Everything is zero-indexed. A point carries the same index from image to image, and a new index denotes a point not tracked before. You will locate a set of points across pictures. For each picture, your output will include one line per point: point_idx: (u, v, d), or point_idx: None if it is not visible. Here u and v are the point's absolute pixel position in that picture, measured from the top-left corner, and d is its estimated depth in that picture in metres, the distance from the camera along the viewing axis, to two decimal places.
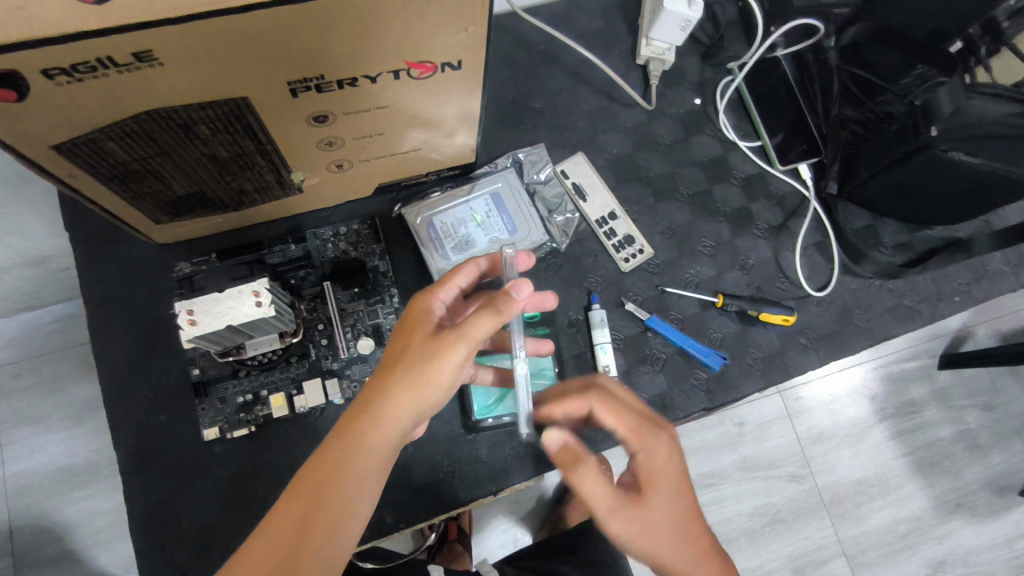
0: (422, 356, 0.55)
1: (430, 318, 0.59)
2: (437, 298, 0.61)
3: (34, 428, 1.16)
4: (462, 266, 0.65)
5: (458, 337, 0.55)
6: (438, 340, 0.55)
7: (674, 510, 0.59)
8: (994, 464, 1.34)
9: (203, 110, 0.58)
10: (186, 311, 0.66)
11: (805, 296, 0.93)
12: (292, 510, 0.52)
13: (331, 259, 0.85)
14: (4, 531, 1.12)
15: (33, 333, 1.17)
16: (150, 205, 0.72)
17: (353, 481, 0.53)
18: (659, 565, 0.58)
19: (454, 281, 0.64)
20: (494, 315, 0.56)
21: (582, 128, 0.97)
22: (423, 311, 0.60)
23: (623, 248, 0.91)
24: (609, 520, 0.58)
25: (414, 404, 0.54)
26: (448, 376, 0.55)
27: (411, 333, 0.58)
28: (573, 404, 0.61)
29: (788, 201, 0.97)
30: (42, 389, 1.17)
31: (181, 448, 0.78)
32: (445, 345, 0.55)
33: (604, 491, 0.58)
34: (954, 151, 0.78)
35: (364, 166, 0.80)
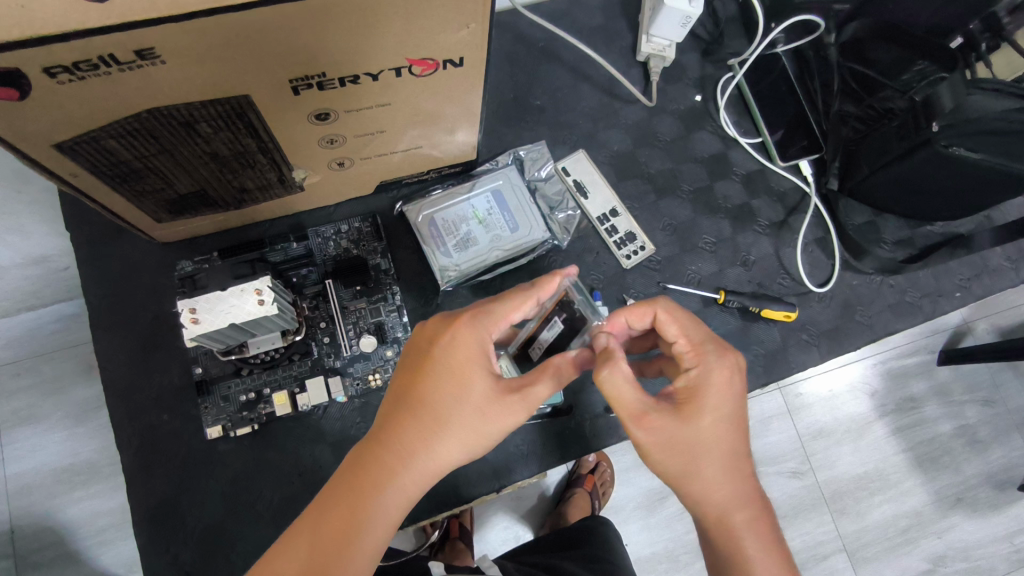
0: (471, 409, 0.59)
1: (483, 362, 0.60)
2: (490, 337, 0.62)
3: (35, 427, 1.16)
4: (522, 303, 0.62)
5: (517, 397, 0.59)
6: (495, 396, 0.59)
7: (713, 432, 0.59)
8: (994, 458, 1.34)
9: (205, 108, 0.58)
10: (189, 310, 0.67)
11: (806, 292, 0.94)
12: (323, 535, 0.54)
13: (332, 257, 0.85)
14: (7, 531, 1.12)
15: (33, 333, 1.17)
16: (152, 203, 0.72)
17: (385, 515, 0.56)
18: (679, 476, 0.60)
19: (507, 318, 0.62)
20: (556, 384, 0.60)
21: (582, 125, 0.97)
22: (477, 350, 0.60)
23: (624, 245, 0.91)
24: (635, 422, 0.59)
25: (455, 450, 0.59)
26: (498, 431, 0.59)
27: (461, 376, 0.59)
28: (638, 311, 0.64)
29: (789, 197, 0.97)
30: (44, 388, 1.17)
31: (185, 447, 0.78)
32: (504, 405, 0.59)
33: (638, 391, 0.58)
34: (956, 146, 0.78)
35: (365, 164, 0.80)
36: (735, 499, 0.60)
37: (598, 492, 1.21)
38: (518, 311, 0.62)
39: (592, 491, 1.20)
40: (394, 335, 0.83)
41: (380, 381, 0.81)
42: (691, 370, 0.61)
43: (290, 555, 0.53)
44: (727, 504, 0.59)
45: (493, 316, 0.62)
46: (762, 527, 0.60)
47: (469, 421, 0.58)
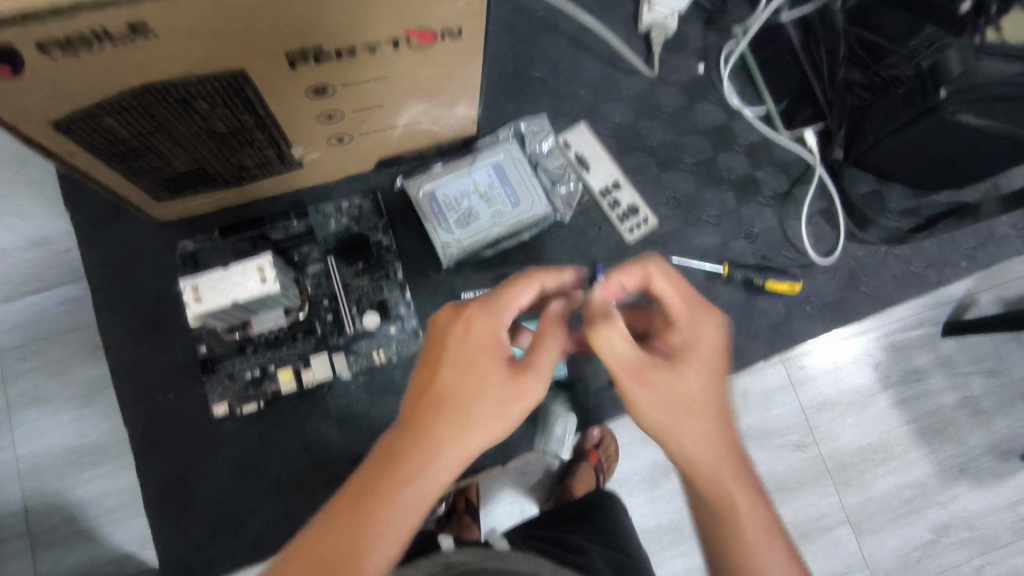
0: (491, 394, 0.55)
1: (496, 345, 0.58)
2: (500, 322, 0.59)
3: (44, 410, 1.17)
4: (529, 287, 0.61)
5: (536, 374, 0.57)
6: (517, 377, 0.56)
7: (705, 387, 0.58)
8: (998, 428, 1.35)
9: (202, 84, 0.58)
10: (191, 288, 0.67)
11: (811, 264, 0.93)
12: (352, 518, 0.50)
13: (334, 234, 0.85)
14: (20, 510, 1.14)
15: (40, 317, 1.18)
16: (152, 181, 0.72)
17: (420, 500, 0.51)
18: (668, 433, 0.57)
19: (512, 302, 0.60)
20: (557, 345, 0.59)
21: (583, 97, 0.95)
22: (485, 333, 0.58)
23: (627, 219, 0.90)
24: (630, 378, 0.58)
25: (487, 436, 0.55)
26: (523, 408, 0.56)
27: (480, 359, 0.57)
28: (631, 273, 0.63)
29: (793, 167, 0.96)
30: (51, 370, 1.18)
31: (193, 426, 0.78)
32: (526, 385, 0.56)
33: (632, 348, 0.58)
34: (963, 112, 0.76)
35: (364, 140, 0.79)
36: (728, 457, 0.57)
37: (603, 466, 1.22)
38: (524, 294, 0.61)
39: (597, 465, 1.21)
40: (397, 311, 0.83)
41: (384, 357, 0.81)
42: (681, 330, 0.61)
43: (316, 540, 0.49)
44: (716, 464, 0.56)
45: (499, 301, 0.60)
46: (752, 490, 0.57)
47: (493, 404, 0.55)
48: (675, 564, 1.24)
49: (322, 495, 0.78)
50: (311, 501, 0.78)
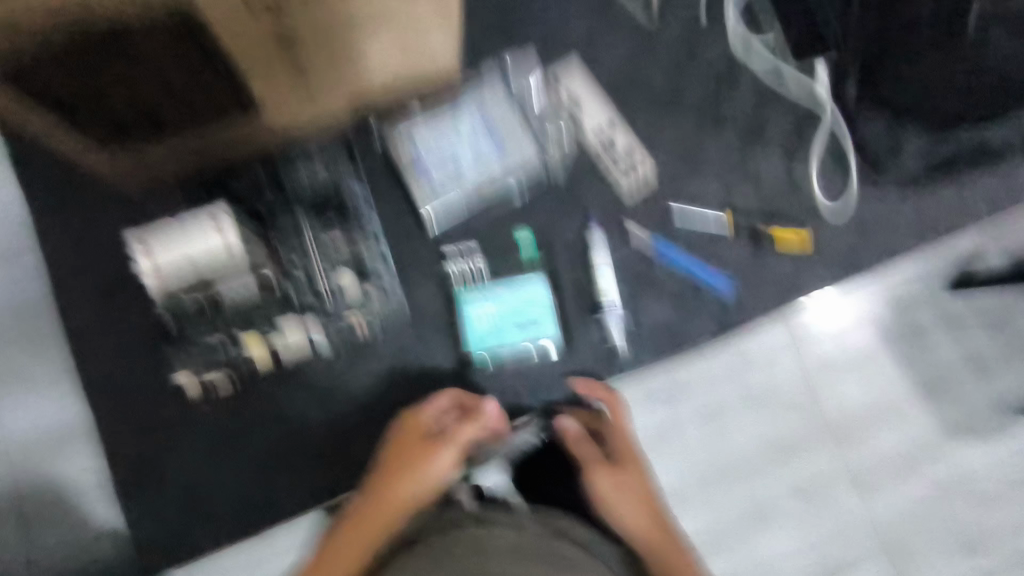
0: (411, 454, 0.68)
1: (417, 440, 0.69)
2: (425, 419, 0.70)
3: None
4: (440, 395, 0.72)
5: (446, 448, 0.68)
6: (424, 473, 0.66)
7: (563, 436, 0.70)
8: (1004, 384, 1.30)
9: (139, 18, 0.49)
10: (142, 244, 0.64)
11: (821, 213, 0.87)
12: None
13: (306, 189, 0.77)
14: None
15: None
16: (98, 125, 0.64)
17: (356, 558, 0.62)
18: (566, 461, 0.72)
19: (435, 402, 0.71)
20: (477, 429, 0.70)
21: (575, 34, 0.87)
22: (409, 431, 0.69)
23: (625, 168, 0.83)
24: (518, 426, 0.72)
25: (412, 489, 0.66)
26: (444, 468, 0.67)
27: (397, 464, 0.67)
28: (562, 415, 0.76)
29: (803, 109, 0.89)
30: None
31: (157, 394, 0.73)
32: (435, 460, 0.67)
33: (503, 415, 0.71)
34: (995, 40, 0.71)
35: (335, 88, 0.71)
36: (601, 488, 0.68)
37: None
38: (446, 398, 0.72)
39: None
40: (373, 268, 0.77)
41: (360, 318, 0.76)
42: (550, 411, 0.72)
43: None
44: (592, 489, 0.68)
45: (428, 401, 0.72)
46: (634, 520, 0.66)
47: (408, 474, 0.66)
48: None
49: (300, 466, 0.74)
50: (287, 470, 0.74)
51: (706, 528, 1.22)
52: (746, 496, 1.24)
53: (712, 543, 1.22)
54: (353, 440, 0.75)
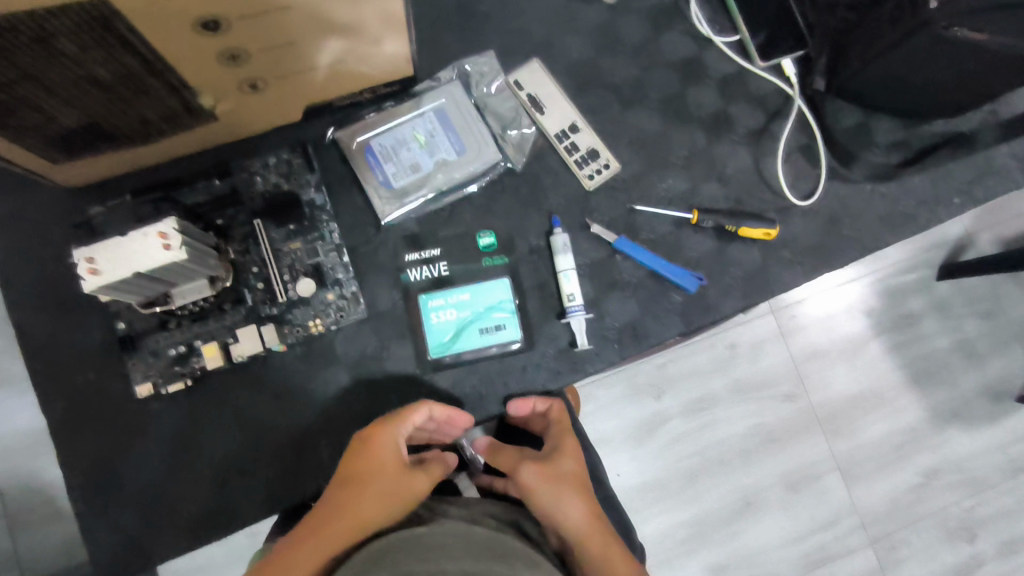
0: (392, 476, 0.61)
1: (396, 459, 0.63)
2: (399, 438, 0.65)
3: (7, 393, 1.13)
4: (418, 411, 0.67)
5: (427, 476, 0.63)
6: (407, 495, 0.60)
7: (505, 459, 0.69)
8: (992, 370, 1.29)
9: (58, 17, 0.49)
10: (86, 259, 0.59)
11: (789, 207, 0.85)
12: None
13: (261, 194, 0.76)
14: None
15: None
16: (39, 141, 0.63)
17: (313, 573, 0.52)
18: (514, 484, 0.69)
19: (412, 418, 0.67)
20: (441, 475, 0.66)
21: (536, 30, 0.85)
22: (386, 446, 0.64)
23: (586, 164, 0.82)
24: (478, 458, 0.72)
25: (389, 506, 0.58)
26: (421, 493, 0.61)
27: (368, 479, 0.60)
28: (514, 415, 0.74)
29: (770, 101, 0.87)
30: (13, 351, 1.14)
31: (116, 407, 0.72)
32: (418, 484, 0.62)
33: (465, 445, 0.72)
34: (957, 26, 0.68)
35: (282, 86, 0.70)
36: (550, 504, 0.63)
37: None
38: (422, 413, 0.67)
39: None
40: (334, 277, 0.76)
41: (322, 327, 0.75)
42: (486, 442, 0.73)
43: None
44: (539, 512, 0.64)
45: (400, 417, 0.66)
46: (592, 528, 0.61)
47: (388, 492, 0.59)
48: (660, 521, 1.21)
49: (260, 478, 0.72)
50: (248, 483, 0.72)
51: (693, 522, 1.22)
52: (732, 488, 1.23)
53: (700, 537, 1.21)
54: (313, 449, 0.73)
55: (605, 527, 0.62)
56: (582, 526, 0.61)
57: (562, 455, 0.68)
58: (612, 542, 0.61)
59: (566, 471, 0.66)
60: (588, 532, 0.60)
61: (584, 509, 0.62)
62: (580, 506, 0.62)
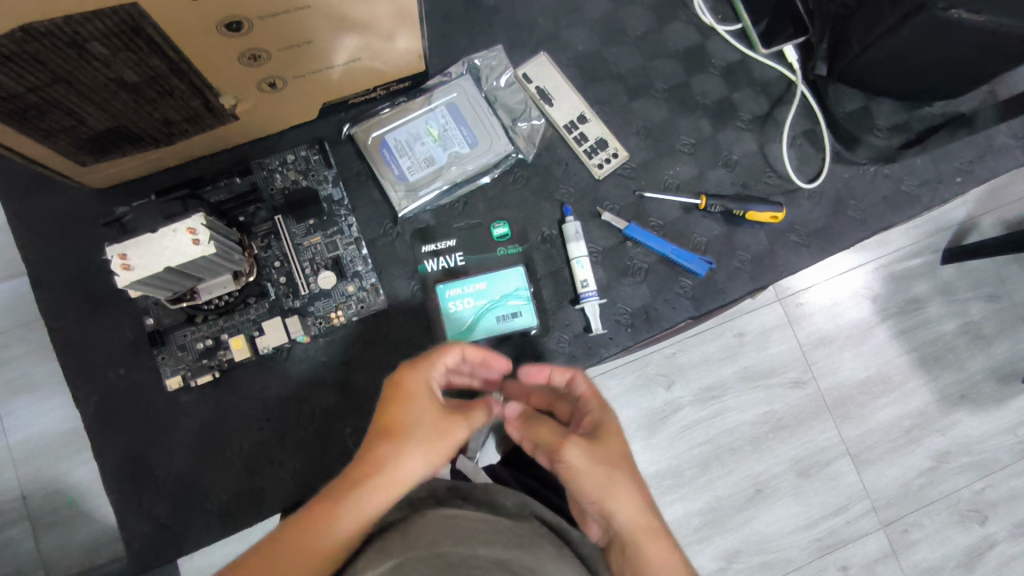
0: (428, 420, 0.57)
1: (428, 399, 0.59)
2: (431, 378, 0.61)
3: (32, 396, 1.15)
4: (450, 350, 0.62)
5: (467, 426, 0.59)
6: (445, 449, 0.57)
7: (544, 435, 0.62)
8: (998, 352, 1.31)
9: (90, 22, 0.51)
10: (119, 255, 0.62)
11: (795, 190, 0.87)
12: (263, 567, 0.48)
13: (281, 191, 0.79)
14: (19, 497, 1.14)
15: (20, 300, 1.16)
16: (68, 144, 0.66)
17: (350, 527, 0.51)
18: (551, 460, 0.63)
19: (441, 359, 0.62)
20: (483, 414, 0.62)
21: (543, 24, 0.87)
22: (418, 387, 0.59)
23: (595, 153, 0.84)
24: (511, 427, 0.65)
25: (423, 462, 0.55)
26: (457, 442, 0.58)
27: (403, 424, 0.56)
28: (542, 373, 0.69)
29: (773, 87, 0.89)
30: (36, 355, 1.16)
31: (146, 400, 0.74)
32: (457, 435, 0.58)
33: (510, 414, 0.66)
34: (955, 8, 0.70)
35: (299, 84, 0.72)
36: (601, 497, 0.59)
37: None
38: (455, 353, 0.63)
39: None
40: (353, 270, 0.78)
41: (343, 318, 0.77)
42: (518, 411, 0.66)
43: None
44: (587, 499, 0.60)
45: (434, 356, 0.62)
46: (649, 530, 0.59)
47: (429, 446, 0.55)
48: (674, 509, 1.23)
49: (287, 465, 0.74)
50: (277, 470, 0.74)
51: (706, 509, 1.24)
52: (743, 475, 1.25)
53: (715, 524, 1.23)
54: (338, 437, 0.75)
55: (658, 519, 0.60)
56: (638, 523, 0.58)
57: (608, 435, 0.62)
58: (664, 535, 0.59)
59: (617, 458, 0.61)
60: (644, 526, 0.59)
61: (638, 501, 0.59)
62: (634, 503, 0.59)
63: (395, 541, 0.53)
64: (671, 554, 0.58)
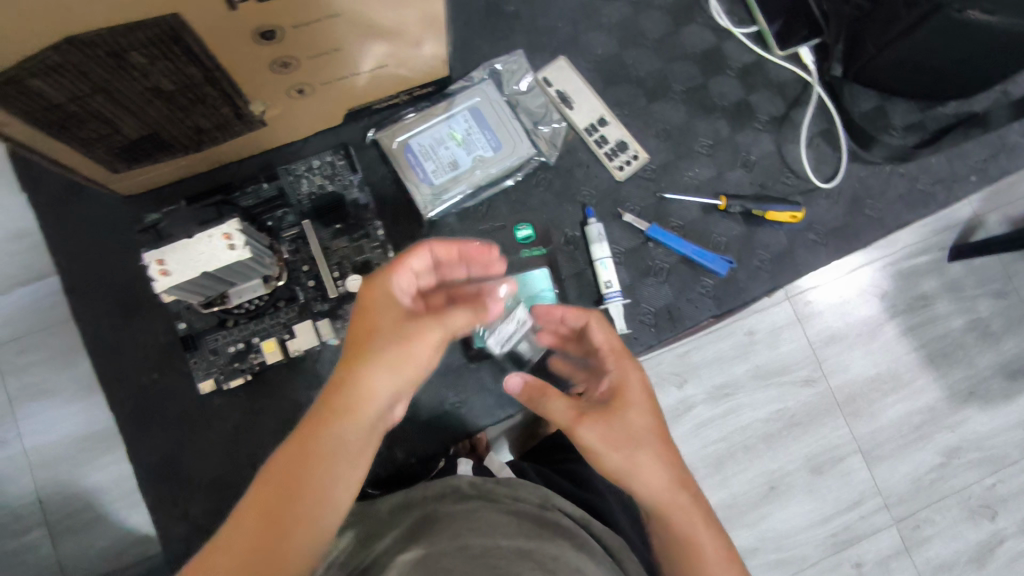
0: (391, 331, 0.55)
1: (391, 307, 0.56)
2: (396, 285, 0.58)
3: (49, 402, 1.12)
4: (416, 254, 0.60)
5: (436, 326, 0.56)
6: (410, 356, 0.54)
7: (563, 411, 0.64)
8: (1007, 349, 1.32)
9: (132, 34, 0.52)
10: (157, 261, 0.63)
11: (813, 190, 0.88)
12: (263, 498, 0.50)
13: (308, 196, 0.79)
14: (37, 501, 1.11)
15: (32, 308, 1.12)
16: (103, 151, 0.67)
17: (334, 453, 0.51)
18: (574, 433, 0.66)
19: (408, 263, 0.59)
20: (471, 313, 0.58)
21: (562, 29, 0.89)
22: (383, 296, 0.57)
23: (616, 155, 0.85)
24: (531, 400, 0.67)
25: (391, 376, 0.54)
26: (429, 347, 0.55)
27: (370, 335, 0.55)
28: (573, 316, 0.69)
29: (790, 88, 0.90)
30: (53, 363, 1.13)
31: (180, 404, 0.76)
32: (424, 338, 0.55)
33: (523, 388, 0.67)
34: (970, 9, 0.70)
35: (327, 90, 0.73)
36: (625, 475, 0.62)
37: None
38: (422, 254, 0.60)
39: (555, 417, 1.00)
40: None
41: None
42: (530, 386, 0.67)
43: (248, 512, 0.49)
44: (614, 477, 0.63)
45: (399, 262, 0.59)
46: (677, 502, 0.62)
47: (394, 354, 0.54)
48: None
49: None
50: None
51: (720, 506, 1.25)
52: (756, 472, 1.26)
53: (730, 521, 1.24)
54: None
55: (687, 492, 0.62)
56: (663, 495, 0.61)
57: (627, 406, 0.63)
58: (691, 509, 0.62)
59: (637, 433, 0.62)
60: (667, 504, 0.61)
61: (664, 475, 0.62)
62: (659, 476, 0.61)
63: (424, 532, 0.61)
64: (697, 529, 0.62)
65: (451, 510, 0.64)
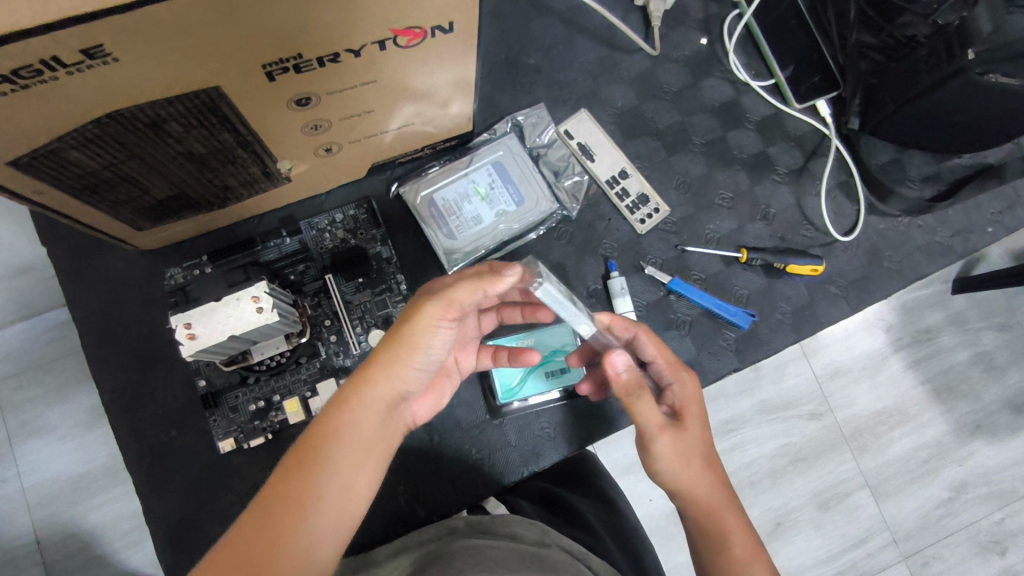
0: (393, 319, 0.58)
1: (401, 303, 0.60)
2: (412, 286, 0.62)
3: (47, 438, 1.05)
4: None
5: (434, 302, 0.55)
6: (410, 337, 0.56)
7: (653, 411, 0.59)
8: (1013, 382, 1.27)
9: (172, 105, 0.52)
10: (183, 325, 0.62)
11: (832, 242, 0.89)
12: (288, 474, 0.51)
13: (330, 250, 0.79)
14: (30, 543, 1.02)
15: (31, 344, 1.05)
16: (129, 212, 0.66)
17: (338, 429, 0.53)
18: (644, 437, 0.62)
19: None
20: (475, 287, 0.55)
21: (582, 82, 0.90)
22: None
23: (637, 209, 0.86)
24: (634, 396, 0.59)
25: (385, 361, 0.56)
26: (426, 329, 0.56)
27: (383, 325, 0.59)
28: (624, 323, 0.67)
29: (807, 141, 0.91)
30: (49, 399, 1.05)
31: (199, 462, 0.75)
32: (423, 316, 0.55)
33: (629, 375, 0.59)
34: (991, 73, 0.69)
35: (354, 148, 0.73)
36: (689, 480, 0.60)
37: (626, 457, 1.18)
38: None
39: None
40: None
41: None
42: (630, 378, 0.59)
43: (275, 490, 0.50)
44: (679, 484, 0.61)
45: None
46: (722, 505, 0.61)
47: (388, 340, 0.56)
48: None
49: None
50: None
51: None
52: (762, 511, 1.20)
53: None
54: (392, 495, 0.77)
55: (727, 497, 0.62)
56: (711, 499, 0.61)
57: (692, 420, 0.62)
58: (730, 515, 0.60)
59: (697, 445, 0.61)
60: (709, 504, 0.60)
61: (714, 482, 0.61)
62: (711, 484, 0.61)
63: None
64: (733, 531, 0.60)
65: (450, 551, 0.60)
